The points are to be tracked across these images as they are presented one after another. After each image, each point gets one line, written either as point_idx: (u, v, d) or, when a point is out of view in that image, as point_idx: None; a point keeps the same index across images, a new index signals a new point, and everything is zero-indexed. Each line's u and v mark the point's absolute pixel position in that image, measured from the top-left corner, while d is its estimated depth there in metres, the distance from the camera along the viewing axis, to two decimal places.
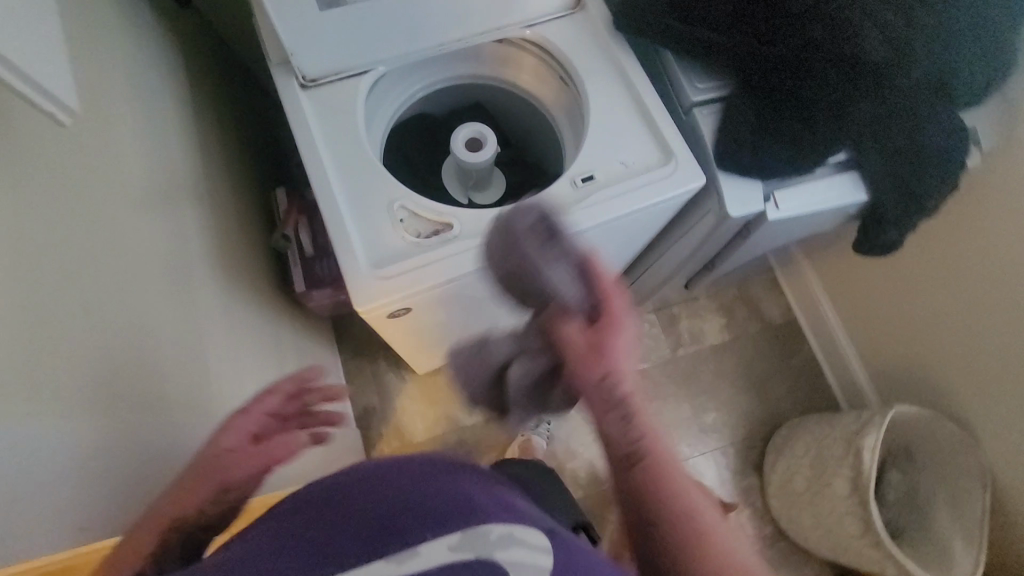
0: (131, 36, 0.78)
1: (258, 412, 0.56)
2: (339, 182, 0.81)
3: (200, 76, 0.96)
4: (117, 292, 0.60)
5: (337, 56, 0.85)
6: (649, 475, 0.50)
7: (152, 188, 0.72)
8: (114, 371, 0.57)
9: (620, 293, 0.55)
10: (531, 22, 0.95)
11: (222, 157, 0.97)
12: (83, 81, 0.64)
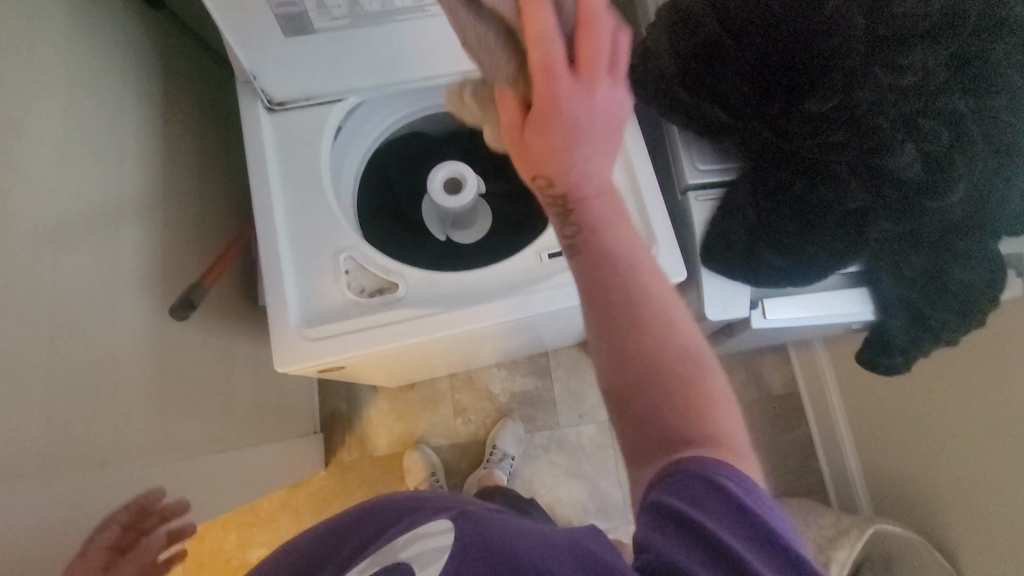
0: (94, 42, 0.74)
1: (98, 547, 0.58)
2: (286, 221, 0.76)
3: (176, 76, 0.91)
4: (36, 334, 0.57)
5: (307, 83, 0.79)
6: (604, 255, 0.45)
7: (97, 211, 0.69)
8: (30, 425, 0.55)
9: (553, 74, 0.38)
10: None
11: (195, 161, 0.93)
12: (25, 102, 0.61)
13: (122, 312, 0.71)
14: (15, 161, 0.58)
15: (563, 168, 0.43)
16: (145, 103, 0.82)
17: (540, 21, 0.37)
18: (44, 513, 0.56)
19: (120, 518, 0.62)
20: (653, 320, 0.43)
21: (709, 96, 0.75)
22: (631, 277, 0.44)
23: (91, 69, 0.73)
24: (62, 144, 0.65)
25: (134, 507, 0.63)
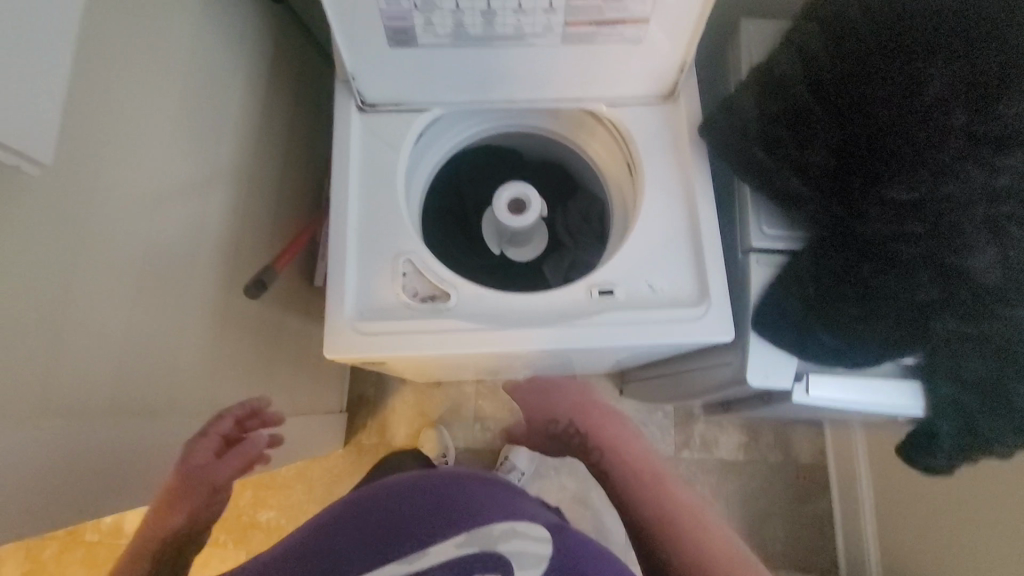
0: (220, 28, 0.80)
1: (214, 434, 0.78)
2: (356, 217, 0.80)
3: (281, 63, 0.97)
4: (126, 286, 0.63)
5: (400, 90, 0.83)
6: (622, 470, 0.81)
7: (196, 182, 0.75)
8: (103, 367, 0.60)
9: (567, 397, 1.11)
10: (613, 99, 0.86)
11: (284, 145, 0.99)
12: (156, 77, 0.67)
13: (196, 275, 0.75)
14: (138, 128, 0.64)
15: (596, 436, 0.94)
16: (250, 85, 0.88)
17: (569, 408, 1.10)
18: (104, 451, 0.61)
19: (232, 415, 0.81)
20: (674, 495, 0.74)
21: (788, 164, 0.75)
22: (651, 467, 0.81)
23: (211, 48, 0.78)
24: (174, 114, 0.70)
25: (247, 408, 0.84)
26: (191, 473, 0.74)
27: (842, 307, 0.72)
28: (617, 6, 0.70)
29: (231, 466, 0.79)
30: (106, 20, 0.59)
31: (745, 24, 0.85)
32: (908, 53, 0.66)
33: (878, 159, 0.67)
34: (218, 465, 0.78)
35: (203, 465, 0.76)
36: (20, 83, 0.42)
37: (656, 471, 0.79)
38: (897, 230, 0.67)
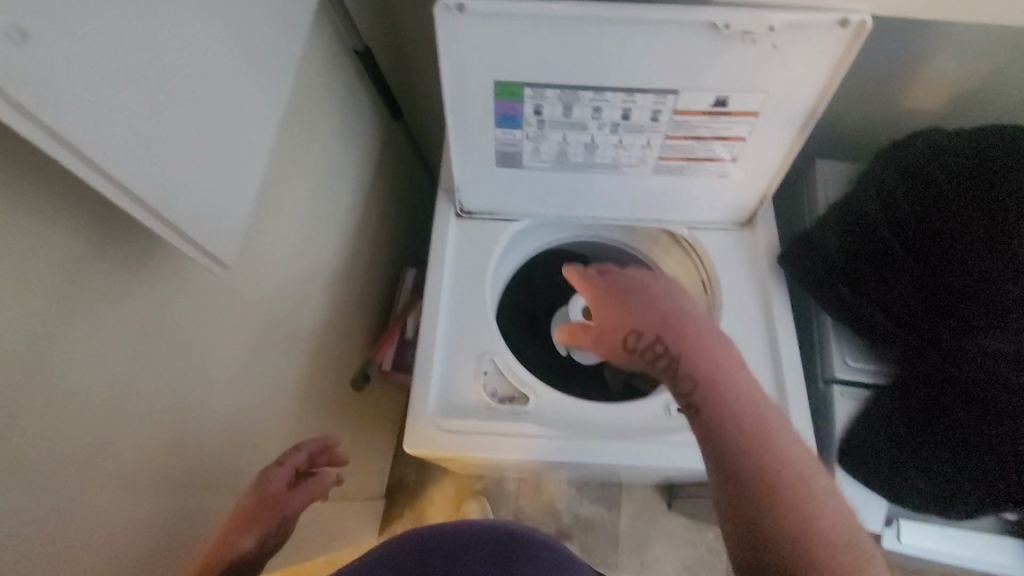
0: (367, 139, 0.91)
1: (290, 463, 0.67)
2: (447, 314, 0.84)
3: (400, 167, 1.08)
4: (251, 368, 0.67)
5: (498, 202, 0.90)
6: (723, 409, 0.55)
7: (320, 271, 0.81)
8: (217, 445, 0.63)
9: (658, 309, 0.62)
10: (694, 224, 0.92)
11: (385, 238, 1.07)
12: (317, 181, 0.75)
13: (297, 358, 0.78)
14: (297, 226, 0.71)
15: (693, 353, 0.58)
16: (371, 188, 0.96)
17: (654, 320, 0.61)
18: (199, 533, 0.62)
19: (308, 449, 0.70)
20: (792, 489, 0.50)
21: (870, 300, 0.77)
22: (764, 436, 0.53)
23: (354, 159, 0.87)
24: (317, 213, 0.77)
25: (320, 442, 0.71)
26: (266, 500, 0.63)
27: (935, 447, 0.71)
28: (707, 147, 0.77)
29: (303, 497, 0.64)
30: (298, 138, 0.68)
31: (821, 164, 0.91)
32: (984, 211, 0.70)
33: (968, 307, 0.68)
34: (288, 494, 0.64)
35: (274, 495, 0.63)
36: (230, 197, 0.48)
37: (775, 456, 0.52)
38: (992, 377, 0.66)
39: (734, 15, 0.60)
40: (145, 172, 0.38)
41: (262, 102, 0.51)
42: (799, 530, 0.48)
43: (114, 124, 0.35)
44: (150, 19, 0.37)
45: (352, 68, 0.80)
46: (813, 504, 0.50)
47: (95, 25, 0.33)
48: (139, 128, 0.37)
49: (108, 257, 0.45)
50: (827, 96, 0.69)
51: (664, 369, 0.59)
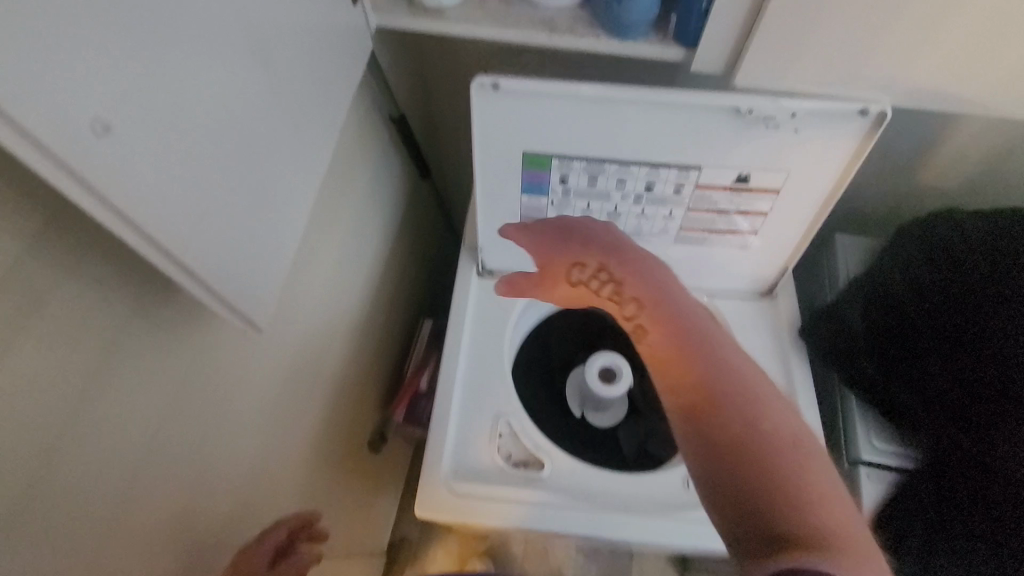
0: (396, 197, 0.94)
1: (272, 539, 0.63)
2: (464, 373, 0.84)
3: (425, 223, 1.11)
4: (268, 424, 0.66)
5: (520, 263, 0.92)
6: (671, 326, 0.55)
7: (342, 324, 0.82)
8: (230, 505, 0.62)
9: (597, 240, 0.63)
10: (714, 291, 0.92)
11: (405, 291, 1.09)
12: (347, 238, 0.77)
13: (310, 412, 0.77)
14: (325, 281, 0.73)
15: (636, 274, 0.59)
16: (395, 243, 0.98)
17: (598, 247, 0.62)
18: None
19: (287, 525, 0.66)
20: (745, 401, 0.49)
21: (896, 379, 0.76)
22: (705, 354, 0.52)
23: (382, 216, 0.89)
24: (342, 269, 0.78)
25: (301, 517, 0.68)
26: None
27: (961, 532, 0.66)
28: (729, 219, 0.79)
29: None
30: (333, 199, 0.71)
31: (841, 238, 0.92)
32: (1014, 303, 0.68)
33: (1001, 398, 0.65)
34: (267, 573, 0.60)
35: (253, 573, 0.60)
36: (270, 262, 0.49)
37: (723, 370, 0.51)
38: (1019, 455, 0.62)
39: (758, 101, 0.63)
40: (199, 246, 0.39)
41: (307, 172, 0.54)
42: (753, 443, 0.46)
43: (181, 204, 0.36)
44: (224, 106, 0.39)
45: (386, 131, 0.84)
46: (768, 416, 0.48)
47: (177, 118, 0.35)
48: (200, 207, 0.38)
49: (147, 313, 0.46)
50: (848, 176, 0.70)
51: (610, 293, 0.60)
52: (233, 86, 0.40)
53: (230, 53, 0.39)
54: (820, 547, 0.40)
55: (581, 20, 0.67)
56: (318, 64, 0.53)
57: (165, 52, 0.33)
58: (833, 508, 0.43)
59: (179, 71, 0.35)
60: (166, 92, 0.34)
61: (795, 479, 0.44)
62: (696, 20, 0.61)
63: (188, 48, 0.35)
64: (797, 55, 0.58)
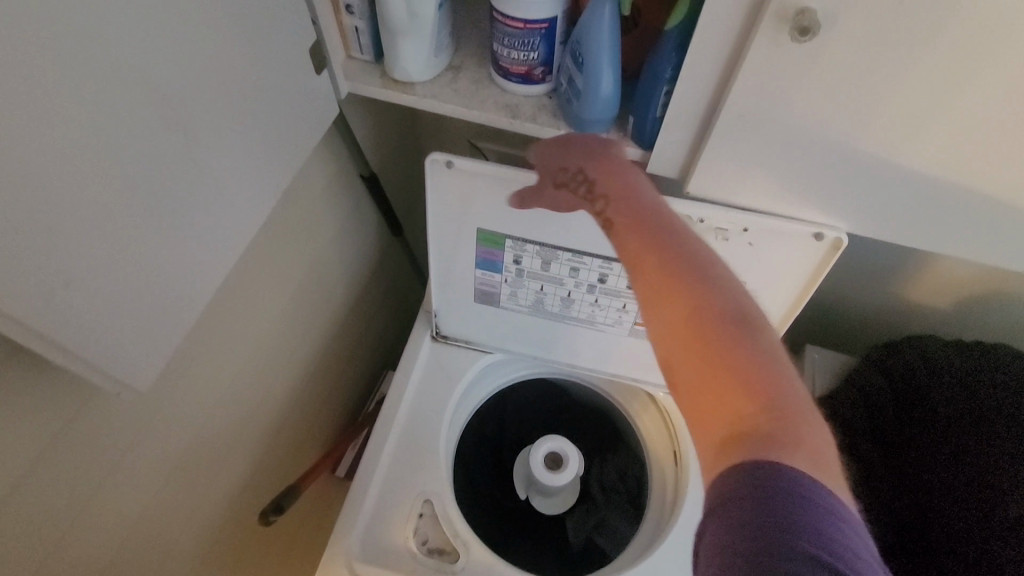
0: (364, 251, 0.94)
1: None
2: (397, 441, 0.81)
3: (398, 276, 1.10)
4: (170, 476, 0.64)
5: (476, 333, 0.89)
6: (625, 209, 0.52)
7: (283, 375, 0.80)
8: (110, 563, 0.59)
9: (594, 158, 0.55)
10: None
11: (368, 342, 1.07)
12: (296, 289, 0.77)
13: (231, 464, 0.75)
14: (261, 331, 0.72)
15: (609, 182, 0.53)
16: (358, 295, 0.98)
17: (600, 159, 0.54)
18: None
19: None
20: (694, 270, 0.47)
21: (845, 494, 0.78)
22: (672, 248, 0.49)
23: (343, 269, 0.89)
24: (288, 320, 0.78)
25: None
26: None
27: None
28: None
29: None
30: (279, 251, 0.71)
31: (811, 351, 0.89)
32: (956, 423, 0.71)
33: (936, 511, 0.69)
34: None
35: None
36: (161, 320, 0.48)
37: (675, 239, 0.49)
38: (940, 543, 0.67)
39: (707, 212, 0.62)
40: (52, 309, 0.39)
41: (225, 230, 0.54)
42: (701, 314, 0.46)
43: (21, 268, 0.36)
44: (103, 172, 0.40)
45: (356, 187, 0.85)
46: (713, 284, 0.46)
47: (26, 184, 0.35)
48: (60, 269, 0.38)
49: (11, 372, 0.44)
50: (807, 295, 0.68)
51: (586, 191, 0.56)
52: (118, 152, 0.41)
53: (118, 122, 0.40)
54: (769, 443, 0.40)
55: (545, 109, 0.68)
56: (255, 128, 0.54)
57: (21, 122, 0.34)
58: (793, 402, 0.42)
59: (39, 139, 0.35)
60: (17, 161, 0.34)
61: (759, 375, 0.43)
62: (651, 123, 0.60)
63: (57, 116, 0.36)
64: (743, 173, 0.57)
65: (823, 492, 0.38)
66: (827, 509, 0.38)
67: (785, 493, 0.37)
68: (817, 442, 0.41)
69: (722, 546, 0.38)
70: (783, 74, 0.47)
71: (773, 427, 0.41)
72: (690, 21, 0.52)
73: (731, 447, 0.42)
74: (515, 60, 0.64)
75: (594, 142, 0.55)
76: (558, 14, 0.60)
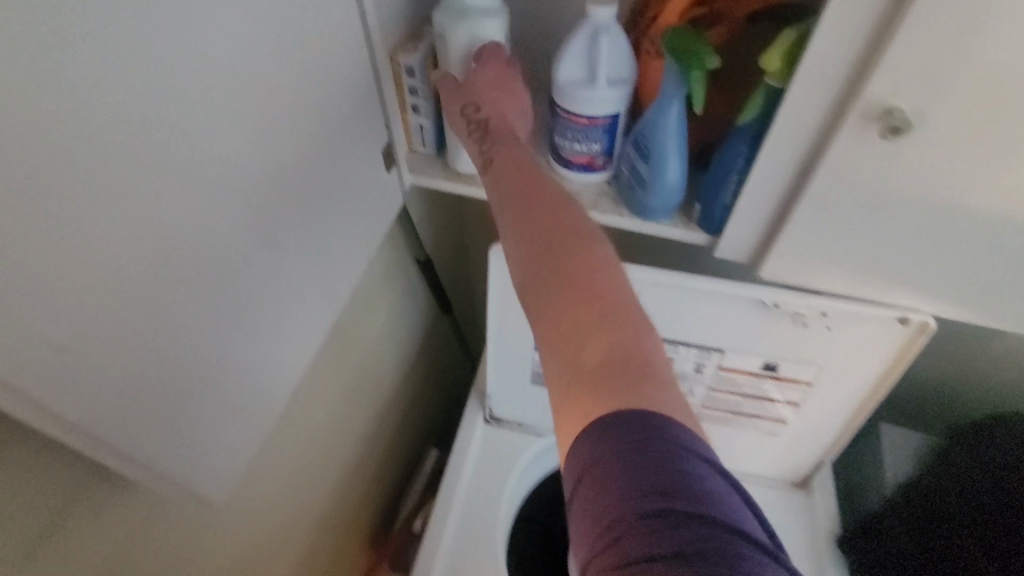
0: (415, 329, 0.94)
1: None
2: (452, 537, 0.77)
3: (444, 350, 1.09)
4: None
5: (529, 415, 0.86)
6: (503, 150, 0.55)
7: (335, 464, 0.78)
8: None
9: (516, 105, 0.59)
10: (743, 475, 0.83)
11: (414, 420, 1.05)
12: (353, 375, 0.76)
13: (284, 563, 0.71)
14: (320, 421, 0.71)
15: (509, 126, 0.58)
16: (407, 375, 0.96)
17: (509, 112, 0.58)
18: None
19: None
20: (550, 208, 0.48)
21: None
22: (537, 179, 0.51)
23: (395, 350, 0.88)
24: (344, 407, 0.76)
25: None
26: None
27: None
28: (757, 404, 0.72)
29: None
30: (341, 338, 0.70)
31: (887, 429, 0.82)
32: (1003, 472, 0.66)
33: None
34: None
35: None
36: (236, 426, 0.48)
37: (538, 182, 0.51)
38: None
39: (781, 297, 0.61)
40: (145, 433, 0.38)
41: (299, 331, 0.54)
42: (552, 244, 0.46)
43: (122, 396, 0.36)
44: (201, 293, 0.40)
45: (411, 270, 0.86)
46: (564, 218, 0.47)
47: (136, 313, 0.35)
48: (154, 392, 0.38)
49: (93, 496, 0.43)
50: (889, 380, 0.66)
51: (487, 123, 0.57)
52: (215, 270, 0.41)
53: (218, 242, 0.41)
54: (614, 377, 0.39)
55: (607, 196, 0.68)
56: (331, 227, 0.55)
57: (141, 252, 0.35)
58: (627, 324, 0.42)
59: (155, 265, 0.36)
60: (128, 293, 0.34)
61: (594, 289, 0.43)
62: (719, 209, 0.60)
63: (166, 245, 0.37)
64: (824, 260, 0.55)
65: (680, 431, 0.37)
66: (685, 446, 0.37)
67: (645, 440, 0.36)
68: (662, 376, 0.40)
69: (604, 518, 0.35)
70: (863, 168, 0.47)
71: (610, 348, 0.40)
72: (763, 117, 0.52)
73: (588, 389, 0.39)
74: (577, 151, 0.65)
75: (501, 69, 0.58)
76: (620, 109, 0.62)
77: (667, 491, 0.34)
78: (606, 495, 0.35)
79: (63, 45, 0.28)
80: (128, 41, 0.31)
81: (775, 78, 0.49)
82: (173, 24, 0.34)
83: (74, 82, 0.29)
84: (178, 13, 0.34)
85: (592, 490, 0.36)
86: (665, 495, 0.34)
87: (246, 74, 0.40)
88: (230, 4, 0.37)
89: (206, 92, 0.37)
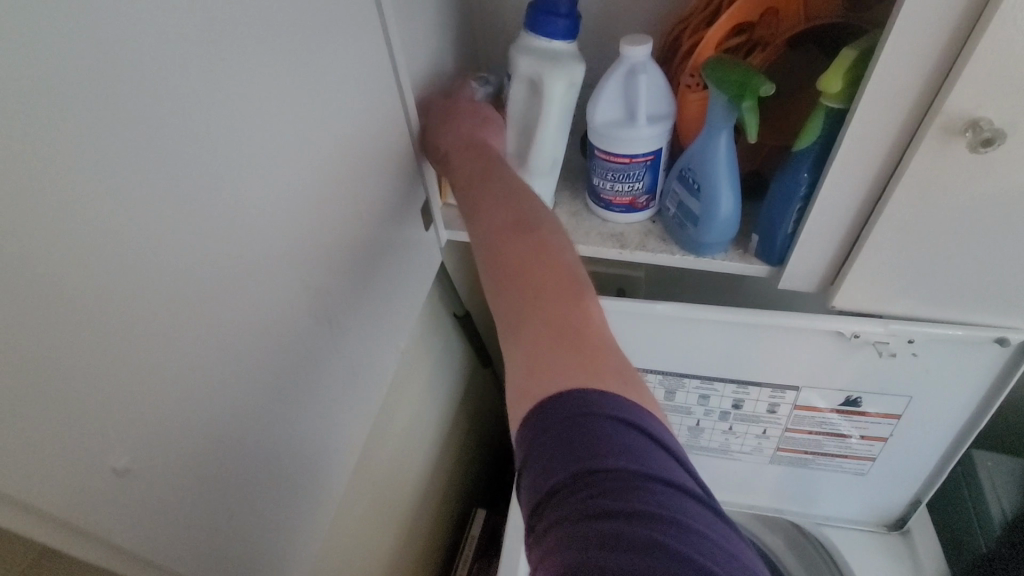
0: (457, 385, 0.90)
1: None
2: None
3: (485, 402, 1.05)
4: None
5: None
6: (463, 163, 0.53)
7: (388, 538, 0.73)
8: None
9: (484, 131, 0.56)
10: (824, 519, 0.77)
11: (460, 480, 1.00)
12: (402, 441, 0.72)
13: None
14: (372, 495, 0.67)
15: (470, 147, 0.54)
16: (451, 433, 0.92)
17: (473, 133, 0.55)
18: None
19: None
20: (502, 199, 0.49)
21: None
22: (491, 177, 0.51)
23: (440, 409, 0.84)
24: (394, 477, 0.72)
25: None
26: None
27: None
28: (838, 443, 0.67)
29: None
30: (389, 405, 0.67)
31: (979, 458, 0.76)
32: None
33: None
34: None
35: None
36: (295, 519, 0.44)
37: (495, 178, 0.51)
38: None
39: (862, 326, 0.56)
40: (207, 547, 0.35)
41: (354, 408, 0.51)
42: (502, 234, 0.47)
43: (183, 512, 0.32)
44: (260, 384, 0.37)
45: (451, 324, 0.83)
46: (516, 207, 0.48)
47: (198, 418, 0.32)
48: (215, 502, 0.34)
49: None
50: (990, 407, 0.60)
51: (448, 149, 0.55)
52: (273, 358, 0.38)
53: (275, 328, 0.38)
54: (551, 350, 0.38)
55: (653, 235, 0.65)
56: (379, 294, 0.53)
57: (201, 350, 0.32)
58: (569, 301, 0.42)
59: (215, 362, 0.33)
60: (189, 398, 0.31)
61: (533, 280, 0.43)
62: (781, 239, 0.56)
63: (226, 339, 0.34)
64: (910, 282, 0.51)
65: (618, 397, 0.35)
66: (623, 409, 0.35)
67: (579, 403, 0.35)
68: (602, 350, 0.39)
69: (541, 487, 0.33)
70: (952, 180, 0.43)
71: (547, 328, 0.40)
72: (824, 142, 0.49)
73: (531, 363, 0.38)
74: (618, 192, 0.62)
75: (473, 107, 0.57)
76: (661, 145, 0.59)
77: (600, 451, 0.32)
78: (543, 462, 0.33)
79: (114, 137, 0.26)
80: (181, 125, 0.29)
81: (835, 99, 0.46)
82: (224, 103, 0.32)
83: (131, 179, 0.27)
84: (227, 91, 0.32)
85: (530, 460, 0.34)
86: (584, 453, 0.32)
87: (296, 148, 0.38)
88: (276, 76, 0.35)
89: (259, 171, 0.35)
